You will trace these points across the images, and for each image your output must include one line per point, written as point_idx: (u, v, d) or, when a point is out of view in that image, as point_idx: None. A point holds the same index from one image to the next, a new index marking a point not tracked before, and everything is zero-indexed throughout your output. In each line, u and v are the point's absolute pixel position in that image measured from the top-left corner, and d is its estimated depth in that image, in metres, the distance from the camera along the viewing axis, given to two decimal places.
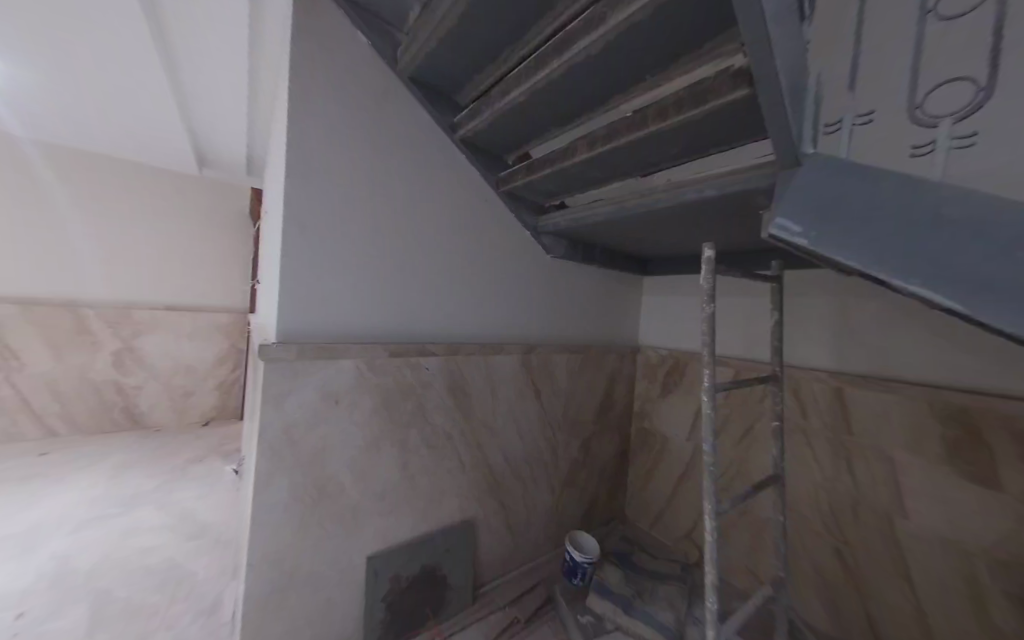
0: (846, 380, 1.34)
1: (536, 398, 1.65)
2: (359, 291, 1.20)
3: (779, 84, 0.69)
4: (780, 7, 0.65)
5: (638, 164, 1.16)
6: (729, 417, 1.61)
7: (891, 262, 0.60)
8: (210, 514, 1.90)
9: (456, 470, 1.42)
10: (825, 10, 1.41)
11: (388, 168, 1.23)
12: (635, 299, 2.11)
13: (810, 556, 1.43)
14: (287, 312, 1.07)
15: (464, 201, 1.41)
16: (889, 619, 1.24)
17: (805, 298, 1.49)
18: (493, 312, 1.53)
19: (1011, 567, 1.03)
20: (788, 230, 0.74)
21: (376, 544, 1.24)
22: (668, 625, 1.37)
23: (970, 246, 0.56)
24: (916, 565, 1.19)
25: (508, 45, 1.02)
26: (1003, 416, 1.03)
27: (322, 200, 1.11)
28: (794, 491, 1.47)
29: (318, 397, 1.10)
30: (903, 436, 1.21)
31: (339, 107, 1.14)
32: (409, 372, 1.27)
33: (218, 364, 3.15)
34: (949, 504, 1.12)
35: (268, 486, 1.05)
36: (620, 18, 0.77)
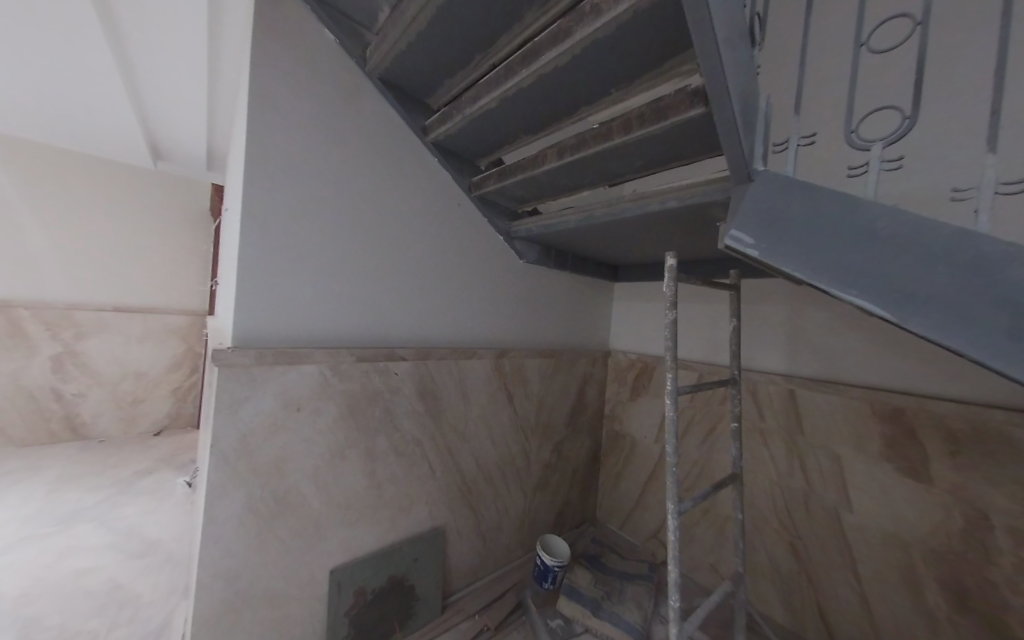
0: (797, 382, 1.42)
1: (508, 403, 1.65)
2: (323, 293, 1.16)
3: (731, 104, 0.73)
4: (732, 32, 0.69)
5: (606, 174, 1.20)
6: (693, 418, 1.67)
7: (834, 276, 0.65)
8: (158, 531, 1.77)
9: (427, 476, 1.40)
10: (779, 36, 1.52)
11: (356, 169, 1.21)
12: (606, 304, 2.15)
13: (766, 551, 1.49)
14: (244, 314, 1.02)
15: (435, 203, 1.40)
16: (836, 607, 1.33)
17: (760, 305, 1.57)
18: (465, 316, 1.53)
19: (939, 554, 1.13)
20: (741, 241, 0.79)
21: (341, 556, 1.20)
22: (634, 625, 1.40)
23: (903, 258, 0.60)
24: (859, 556, 1.27)
25: (479, 52, 1.02)
26: (930, 415, 1.14)
27: (286, 200, 1.08)
28: (751, 488, 1.53)
29: (279, 404, 1.06)
30: (847, 434, 1.30)
31: (305, 105, 1.10)
32: (378, 378, 1.25)
33: (172, 369, 2.96)
34: (888, 497, 1.22)
35: (221, 500, 0.99)
36: (585, 33, 0.79)
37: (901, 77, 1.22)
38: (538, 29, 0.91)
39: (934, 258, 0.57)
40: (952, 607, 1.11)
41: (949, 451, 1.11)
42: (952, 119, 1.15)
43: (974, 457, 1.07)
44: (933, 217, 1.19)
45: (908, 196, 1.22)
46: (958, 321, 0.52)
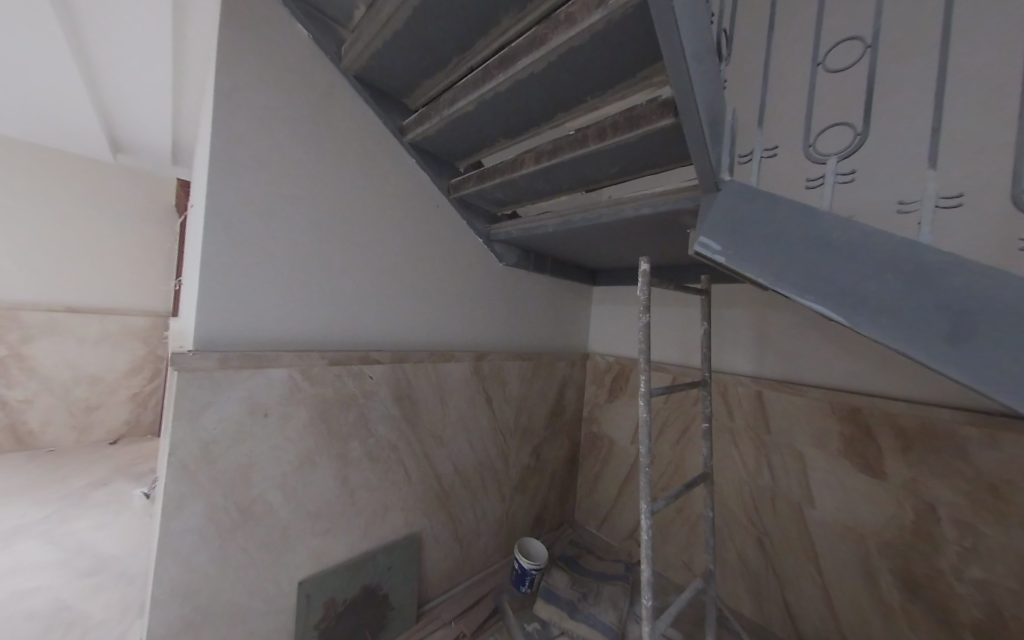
0: (764, 384, 1.48)
1: (487, 406, 1.65)
2: (293, 294, 1.12)
3: (699, 116, 0.76)
4: (699, 46, 0.72)
5: (583, 180, 1.21)
6: (667, 419, 1.71)
7: (795, 282, 0.68)
8: (112, 546, 1.65)
9: (402, 482, 1.38)
10: (747, 52, 1.59)
11: (329, 167, 1.18)
12: (585, 307, 2.18)
13: (736, 547, 1.54)
14: (207, 316, 0.97)
15: (412, 205, 1.38)
16: (800, 600, 1.39)
17: (730, 309, 1.63)
18: (442, 319, 1.51)
19: (893, 546, 1.19)
20: (710, 248, 0.82)
21: (310, 567, 1.16)
22: (609, 625, 1.42)
23: (856, 266, 0.63)
24: (821, 550, 1.33)
25: (456, 55, 1.02)
26: (884, 414, 1.21)
27: (253, 197, 1.04)
28: (721, 487, 1.58)
29: (245, 410, 1.01)
30: (809, 433, 1.36)
31: (276, 100, 1.07)
32: (352, 382, 1.22)
33: (132, 373, 2.79)
34: (847, 493, 1.28)
35: (179, 511, 0.94)
36: (560, 41, 0.80)
37: (853, 97, 1.30)
38: (515, 34, 0.92)
39: (884, 265, 0.61)
40: (905, 595, 1.17)
41: (901, 447, 1.18)
42: (900, 135, 1.22)
43: (923, 453, 1.14)
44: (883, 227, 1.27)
45: (857, 209, 1.30)
46: (906, 324, 0.56)
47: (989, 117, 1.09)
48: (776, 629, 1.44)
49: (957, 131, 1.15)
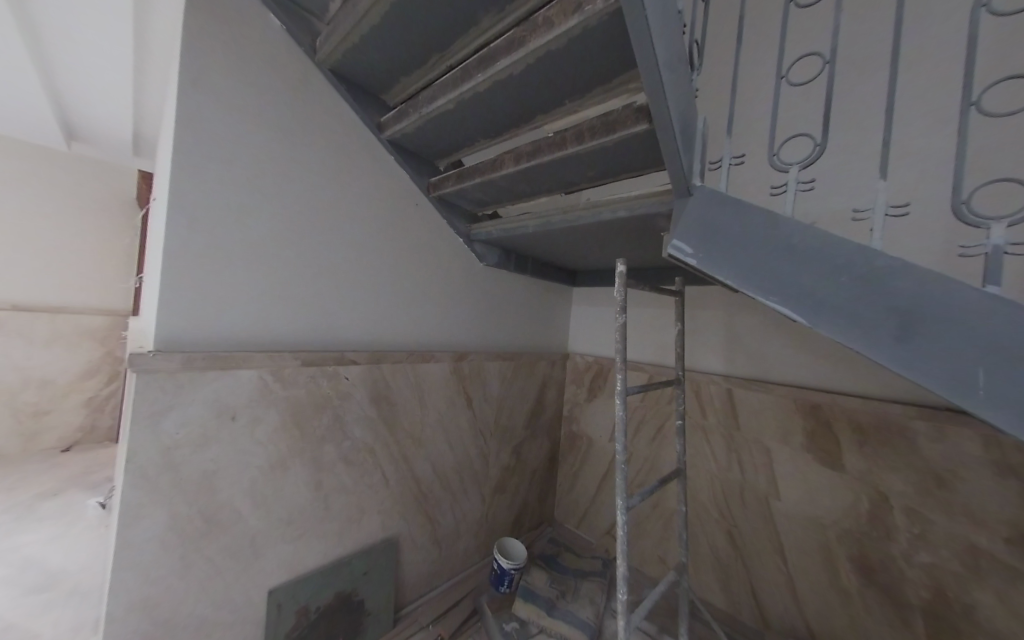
0: (735, 382, 1.54)
1: (467, 406, 1.64)
2: (264, 292, 1.09)
3: (671, 122, 0.79)
4: (672, 55, 0.75)
5: (561, 182, 1.23)
6: (644, 417, 1.75)
7: (760, 283, 0.71)
8: (62, 561, 1.54)
9: (379, 485, 1.35)
10: (719, 63, 1.65)
11: (303, 162, 1.15)
12: (565, 308, 2.21)
13: (708, 541, 1.60)
14: (169, 315, 0.93)
15: (390, 204, 1.37)
16: (766, 589, 1.45)
17: (703, 310, 1.68)
18: (421, 319, 1.50)
19: (851, 534, 1.26)
20: (682, 251, 0.85)
21: (281, 575, 1.12)
22: (587, 621, 1.44)
23: (815, 269, 0.66)
24: (787, 540, 1.40)
25: (435, 53, 1.01)
26: (843, 410, 1.28)
27: (221, 190, 1.00)
28: (694, 482, 1.63)
29: (210, 413, 0.97)
30: (776, 429, 1.42)
31: (246, 91, 1.03)
32: (327, 383, 1.18)
33: (86, 376, 2.62)
34: (810, 485, 1.35)
35: (138, 521, 0.89)
36: (538, 43, 0.81)
37: (814, 110, 1.37)
38: (494, 35, 0.92)
39: (841, 268, 0.64)
40: (861, 581, 1.25)
41: (858, 441, 1.25)
42: (857, 147, 1.30)
43: (877, 446, 1.21)
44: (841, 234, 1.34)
45: (815, 215, 1.37)
46: (858, 323, 0.60)
47: (933, 132, 1.18)
48: (744, 618, 1.50)
49: (906, 144, 1.23)
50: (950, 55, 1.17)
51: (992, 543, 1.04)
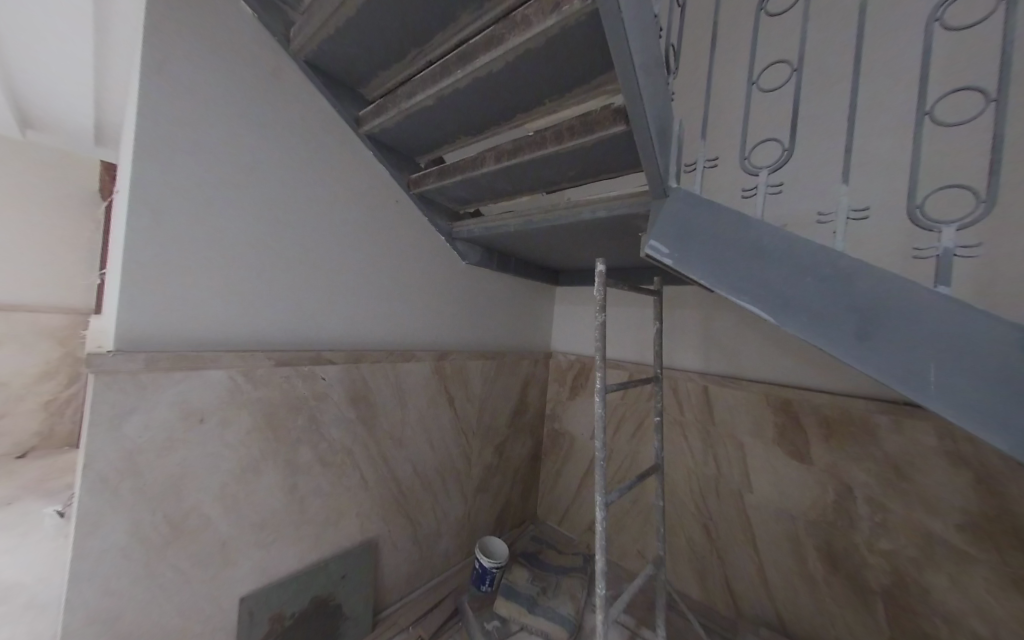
0: (710, 379, 1.58)
1: (449, 405, 1.63)
2: (234, 289, 1.05)
3: (647, 124, 0.80)
4: (647, 58, 0.76)
5: (542, 181, 1.23)
6: (624, 414, 1.78)
7: (732, 282, 0.73)
8: (12, 574, 1.45)
9: (357, 487, 1.33)
10: (696, 67, 1.68)
11: (276, 155, 1.11)
12: (548, 307, 2.22)
13: (685, 534, 1.63)
14: (129, 314, 0.88)
15: (369, 201, 1.34)
16: (740, 579, 1.50)
17: (680, 309, 1.72)
18: (401, 318, 1.48)
19: (818, 524, 1.32)
20: (659, 251, 0.86)
21: (254, 581, 1.09)
22: (568, 617, 1.46)
23: (784, 270, 0.68)
24: (759, 532, 1.45)
25: (413, 48, 1.00)
26: (811, 405, 1.33)
27: (186, 183, 0.95)
28: (672, 477, 1.66)
29: (176, 416, 0.93)
30: (749, 424, 1.47)
31: (215, 82, 0.99)
32: (302, 383, 1.15)
33: (43, 378, 2.47)
34: (780, 478, 1.40)
35: (97, 529, 0.84)
36: (517, 42, 0.81)
37: (784, 116, 1.42)
38: (474, 31, 0.92)
39: (811, 269, 0.66)
40: (826, 568, 1.31)
41: (824, 435, 1.30)
42: (822, 153, 1.35)
43: (842, 440, 1.27)
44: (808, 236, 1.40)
45: (785, 218, 1.42)
46: (823, 323, 0.62)
47: (892, 139, 1.24)
48: (719, 608, 1.55)
49: (869, 150, 1.28)
50: (907, 67, 1.23)
51: (945, 529, 1.11)
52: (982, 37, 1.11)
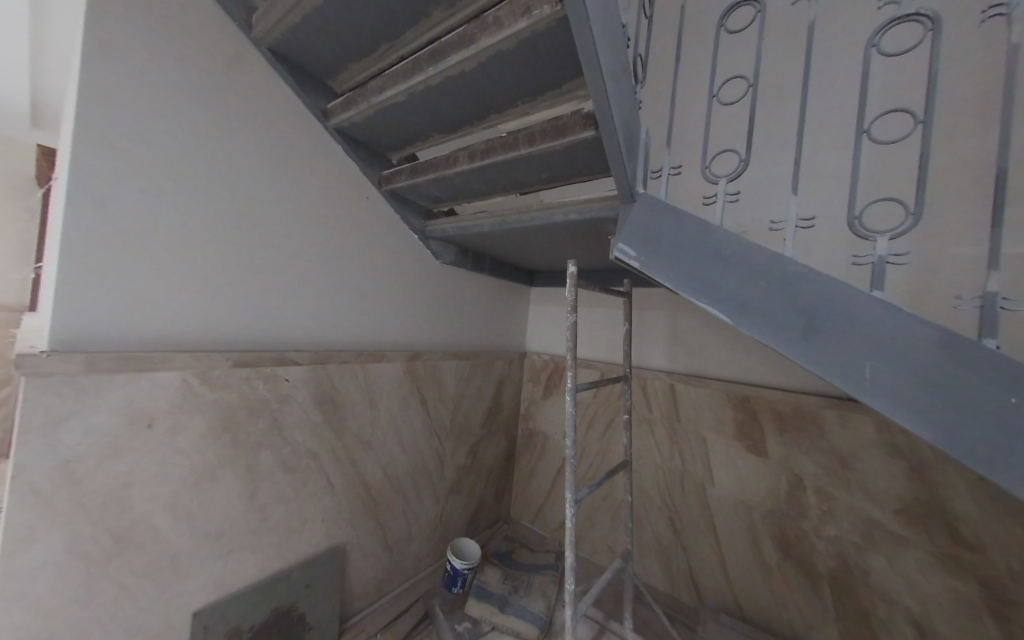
0: (677, 378, 1.64)
1: (421, 406, 1.61)
2: (188, 286, 0.99)
3: (614, 131, 0.82)
4: (615, 66, 0.78)
5: (515, 182, 1.24)
6: (595, 412, 1.82)
7: (694, 286, 0.77)
8: None
9: (323, 492, 1.29)
10: (664, 77, 1.75)
11: (234, 145, 1.06)
12: (522, 307, 2.23)
13: (652, 528, 1.69)
14: (68, 311, 0.82)
15: (338, 197, 1.31)
16: (703, 570, 1.56)
17: (648, 311, 1.78)
18: (371, 317, 1.45)
19: (774, 514, 1.40)
20: (626, 254, 0.89)
21: (208, 594, 1.03)
22: (538, 615, 1.47)
23: (740, 274, 0.72)
24: (720, 523, 1.52)
25: (384, 43, 0.98)
26: (767, 402, 1.41)
27: (135, 172, 0.89)
28: (640, 472, 1.72)
29: (120, 422, 0.87)
30: (712, 421, 1.54)
31: (166, 65, 0.93)
32: (262, 385, 1.10)
33: None
34: (739, 472, 1.47)
35: (26, 546, 0.77)
36: (488, 43, 0.81)
37: (742, 128, 1.50)
38: (446, 29, 0.91)
39: (763, 273, 0.70)
40: (781, 555, 1.39)
41: (779, 430, 1.39)
42: (776, 165, 1.44)
43: (795, 434, 1.35)
44: (762, 242, 1.48)
45: (743, 225, 1.50)
46: (774, 325, 0.66)
47: (837, 154, 1.33)
48: (683, 599, 1.61)
49: (818, 163, 1.37)
50: (850, 87, 1.33)
51: (883, 515, 1.20)
52: (911, 64, 1.22)
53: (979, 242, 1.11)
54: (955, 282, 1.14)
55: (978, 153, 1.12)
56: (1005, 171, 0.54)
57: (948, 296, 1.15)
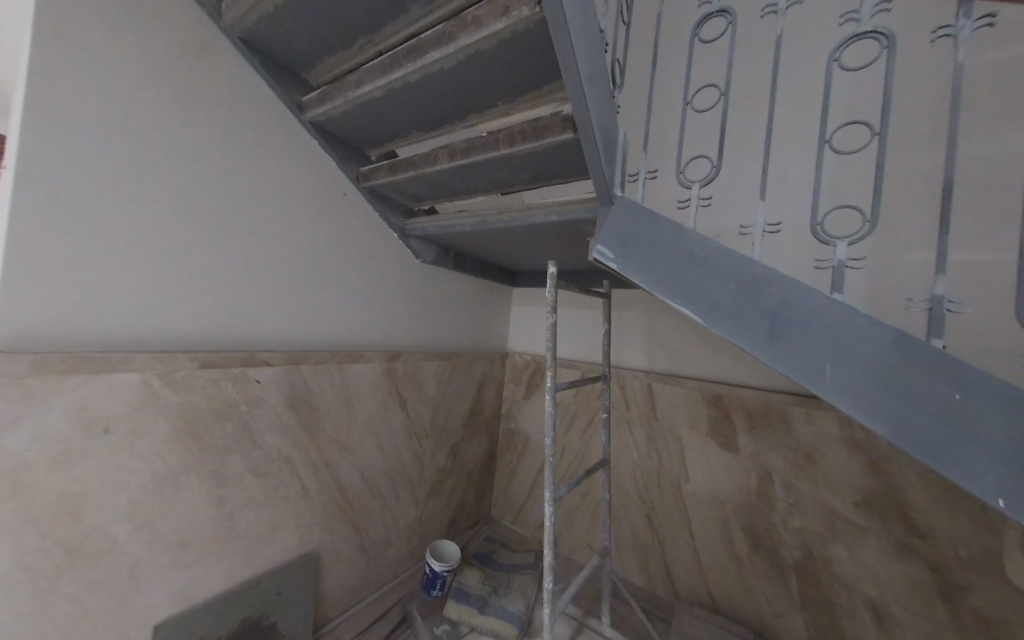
0: (654, 377, 1.67)
1: (400, 407, 1.58)
2: (149, 283, 0.94)
3: (592, 135, 0.83)
4: (593, 70, 0.79)
5: (495, 182, 1.24)
6: (575, 411, 1.84)
7: (668, 286, 0.79)
8: None
9: (297, 496, 1.25)
10: (641, 83, 1.78)
11: (202, 137, 1.02)
12: (504, 307, 2.24)
13: (630, 524, 1.72)
14: (15, 307, 0.76)
15: (314, 193, 1.28)
16: (678, 564, 1.60)
17: (626, 311, 1.81)
18: (348, 317, 1.42)
19: (745, 508, 1.45)
20: (604, 255, 0.90)
21: (171, 606, 0.98)
22: (517, 614, 1.48)
23: (712, 275, 0.74)
24: (694, 518, 1.56)
25: (362, 37, 0.96)
26: (739, 399, 1.46)
27: (89, 161, 0.84)
28: (619, 470, 1.75)
29: (73, 427, 0.81)
30: (687, 418, 1.58)
31: (127, 50, 0.89)
32: (230, 387, 1.06)
33: None
34: (713, 467, 1.52)
35: None
36: (468, 41, 0.81)
37: (715, 135, 1.55)
38: (425, 26, 0.90)
39: (733, 274, 0.72)
40: (751, 548, 1.44)
41: (750, 427, 1.44)
42: (746, 170, 1.49)
43: (764, 430, 1.41)
44: (734, 246, 1.54)
45: (715, 229, 1.55)
46: (742, 324, 0.68)
47: (803, 162, 1.40)
48: (659, 593, 1.65)
49: (786, 170, 1.43)
50: (815, 99, 1.39)
51: (844, 507, 1.27)
52: (869, 79, 1.29)
53: (929, 249, 1.19)
54: (908, 286, 1.22)
55: (928, 165, 1.20)
56: (951, 183, 0.57)
57: (901, 299, 1.22)
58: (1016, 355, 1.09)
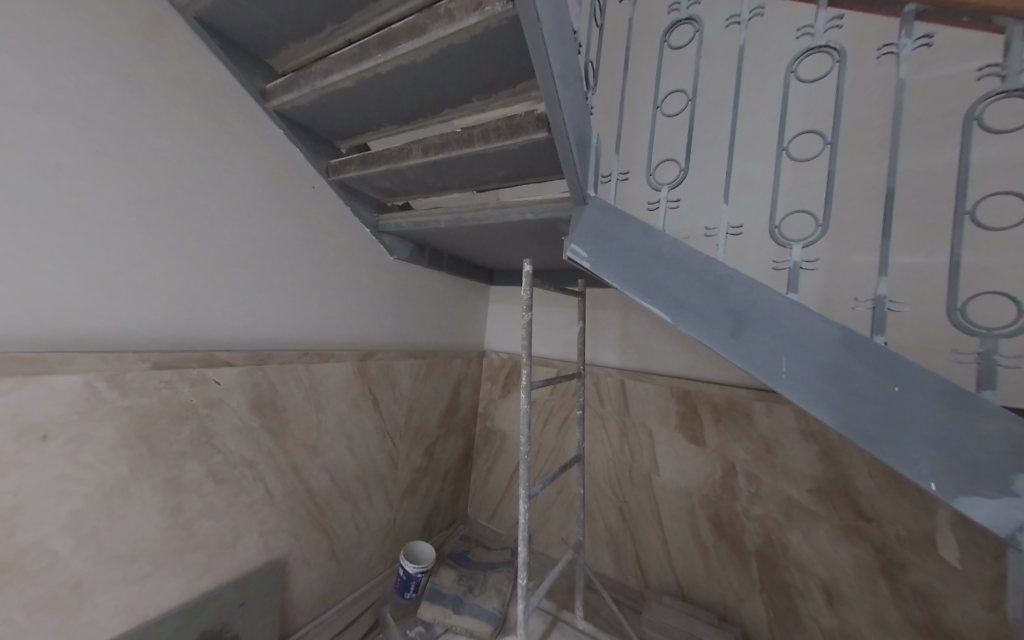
0: (627, 374, 1.71)
1: (372, 407, 1.54)
2: (94, 277, 0.87)
3: (565, 134, 0.84)
4: (566, 69, 0.79)
5: (471, 179, 1.22)
6: (551, 408, 1.86)
7: (639, 286, 0.81)
8: None
9: (261, 502, 1.19)
10: (615, 85, 1.82)
11: (153, 122, 0.95)
12: (481, 306, 2.23)
13: (603, 518, 1.76)
14: None
15: (279, 186, 1.23)
16: (648, 555, 1.65)
17: (600, 310, 1.85)
18: (317, 315, 1.37)
19: (710, 498, 1.52)
20: (578, 255, 0.92)
21: (121, 623, 0.92)
22: (492, 612, 1.48)
23: (679, 275, 0.77)
24: (664, 510, 1.61)
25: (330, 25, 0.92)
26: (705, 395, 1.52)
27: (22, 143, 0.77)
28: (593, 465, 1.78)
29: (3, 435, 0.74)
30: (657, 414, 1.63)
31: (68, 23, 0.81)
32: (186, 389, 1.00)
33: None
34: (681, 460, 1.57)
35: None
36: (441, 35, 0.79)
37: (684, 140, 1.61)
38: (397, 16, 0.88)
39: (699, 274, 0.74)
40: (715, 535, 1.51)
41: (715, 421, 1.50)
42: (713, 174, 1.55)
43: (728, 424, 1.47)
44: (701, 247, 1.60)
45: (684, 231, 1.60)
46: (708, 323, 0.71)
47: (765, 168, 1.47)
48: (630, 583, 1.70)
49: (749, 175, 1.50)
50: (775, 108, 1.46)
51: (801, 494, 1.35)
52: (823, 93, 1.37)
53: (875, 252, 1.28)
54: (857, 287, 1.30)
55: (874, 175, 1.29)
56: (892, 191, 0.61)
57: (850, 300, 1.31)
58: (947, 351, 1.19)
